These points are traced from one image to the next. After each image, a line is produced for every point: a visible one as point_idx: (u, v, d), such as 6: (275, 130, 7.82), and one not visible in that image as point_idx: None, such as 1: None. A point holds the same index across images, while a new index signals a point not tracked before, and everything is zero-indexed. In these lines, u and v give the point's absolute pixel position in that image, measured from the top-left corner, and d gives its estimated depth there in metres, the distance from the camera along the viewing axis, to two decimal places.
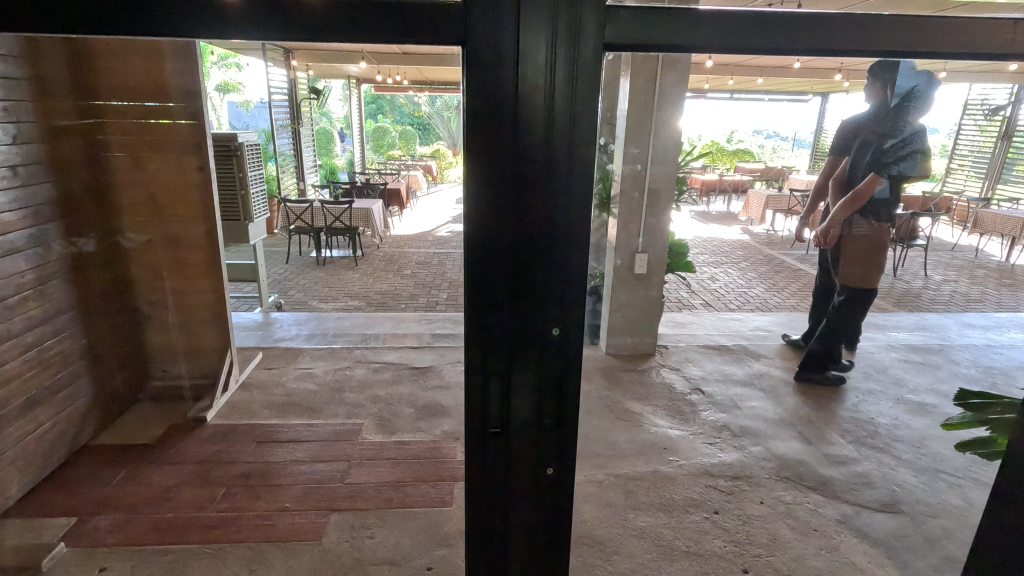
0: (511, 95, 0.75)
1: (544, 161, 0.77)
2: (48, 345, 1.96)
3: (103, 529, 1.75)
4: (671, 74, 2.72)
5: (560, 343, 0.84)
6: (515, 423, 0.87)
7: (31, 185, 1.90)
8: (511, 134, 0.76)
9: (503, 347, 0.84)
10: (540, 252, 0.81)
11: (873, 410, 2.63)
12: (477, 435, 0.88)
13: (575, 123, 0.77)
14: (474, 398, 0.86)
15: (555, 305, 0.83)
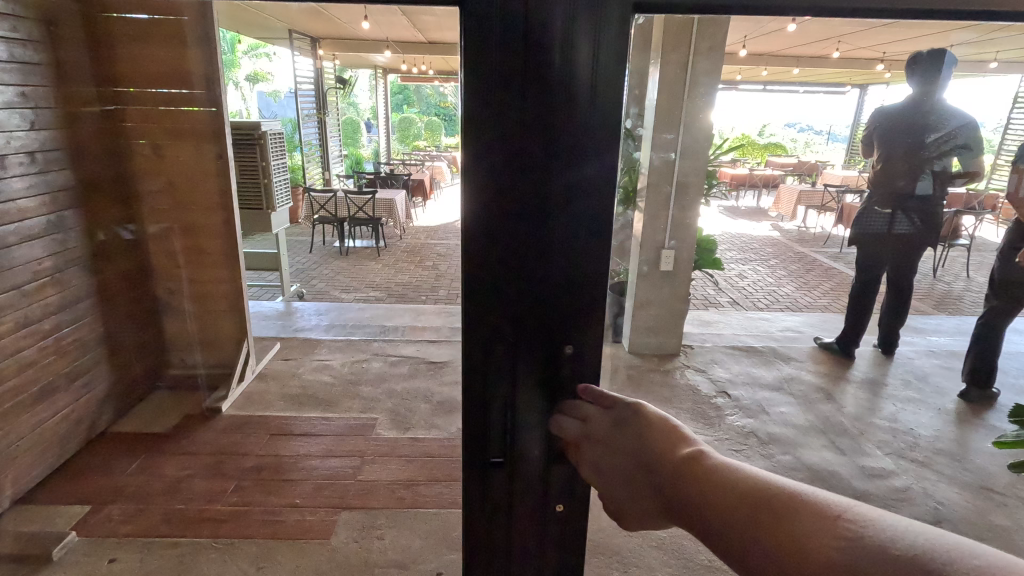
0: (519, 55, 0.56)
1: (559, 144, 0.59)
2: (65, 332, 1.96)
3: (114, 519, 1.73)
4: (705, 60, 2.55)
5: (576, 363, 0.66)
6: (522, 455, 0.68)
7: (50, 172, 1.89)
8: (520, 110, 0.57)
9: (508, 362, 0.65)
10: (554, 257, 0.62)
11: (911, 420, 2.48)
12: (474, 464, 0.69)
13: (605, 98, 0.57)
14: (471, 417, 0.68)
15: (572, 313, 0.64)
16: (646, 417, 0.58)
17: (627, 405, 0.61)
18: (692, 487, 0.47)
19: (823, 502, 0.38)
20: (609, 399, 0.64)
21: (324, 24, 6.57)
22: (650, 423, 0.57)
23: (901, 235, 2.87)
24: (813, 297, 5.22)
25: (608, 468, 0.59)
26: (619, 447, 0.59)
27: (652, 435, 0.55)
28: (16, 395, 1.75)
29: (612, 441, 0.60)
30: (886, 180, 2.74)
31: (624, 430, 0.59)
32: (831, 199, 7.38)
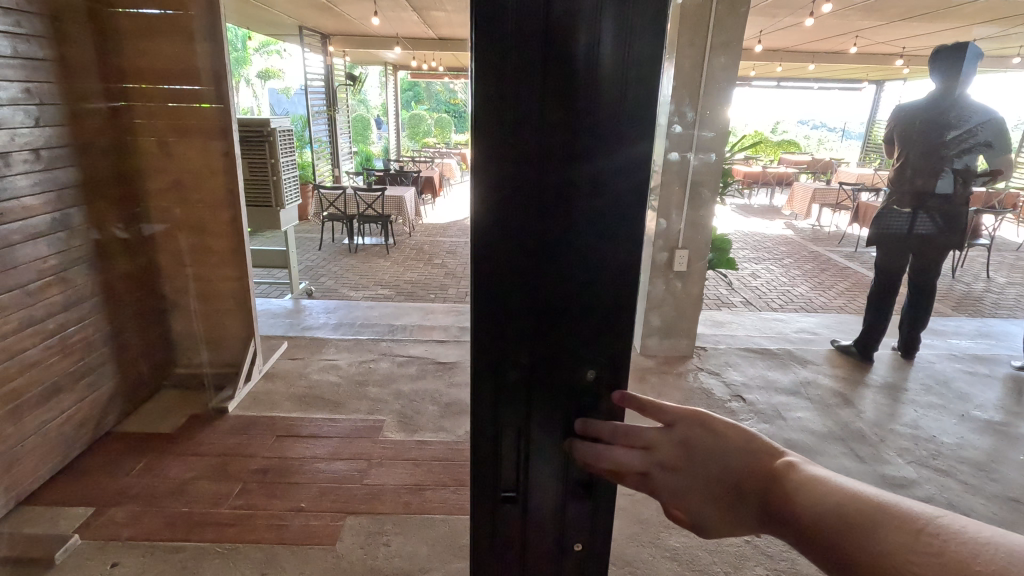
0: (537, 33, 0.47)
1: (579, 137, 0.51)
2: (70, 332, 1.94)
3: (118, 521, 1.71)
4: (720, 55, 2.52)
5: (600, 390, 0.57)
6: (538, 490, 0.60)
7: (55, 169, 1.86)
8: (537, 98, 0.49)
9: (525, 390, 0.57)
10: (577, 267, 0.54)
11: (934, 427, 2.41)
12: (483, 502, 0.61)
13: (637, 80, 0.49)
14: (481, 450, 0.59)
15: (596, 333, 0.56)
16: (721, 433, 0.46)
17: (691, 418, 0.49)
18: (796, 512, 0.36)
19: (950, 526, 0.29)
20: (665, 411, 0.51)
21: (335, 21, 6.54)
22: (729, 439, 0.46)
23: (922, 235, 2.80)
24: (828, 298, 5.13)
25: (681, 497, 0.47)
26: (691, 470, 0.47)
27: (735, 455, 0.44)
28: (20, 395, 1.73)
29: (679, 464, 0.48)
30: (910, 177, 2.73)
31: (694, 450, 0.47)
32: (846, 197, 7.26)
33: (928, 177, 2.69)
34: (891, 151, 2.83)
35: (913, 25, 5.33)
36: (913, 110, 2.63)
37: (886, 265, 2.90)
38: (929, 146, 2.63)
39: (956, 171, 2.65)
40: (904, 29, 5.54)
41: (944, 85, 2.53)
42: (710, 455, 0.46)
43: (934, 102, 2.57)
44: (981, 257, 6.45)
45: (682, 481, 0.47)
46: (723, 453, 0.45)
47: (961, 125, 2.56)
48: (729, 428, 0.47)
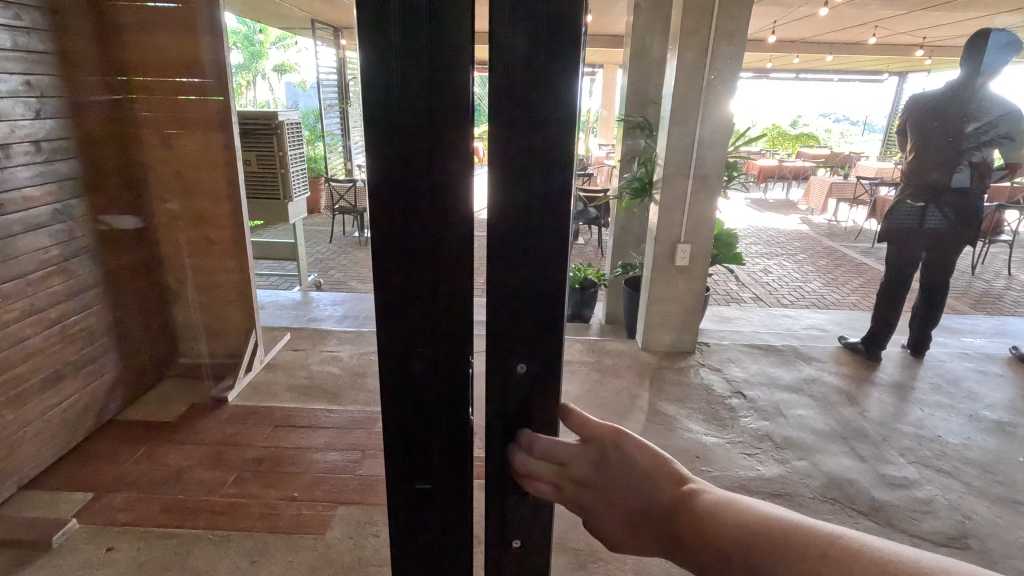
0: (423, 29, 0.48)
1: (504, 126, 0.49)
2: (72, 321, 1.98)
3: (116, 506, 1.75)
4: (725, 45, 2.47)
5: (532, 385, 0.57)
6: (452, 477, 0.62)
7: (56, 161, 1.89)
8: (428, 94, 0.50)
9: (434, 384, 0.58)
10: (499, 265, 0.53)
11: (939, 426, 2.36)
12: (400, 491, 0.63)
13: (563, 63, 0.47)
14: (393, 441, 0.61)
15: (524, 335, 0.56)
16: (630, 455, 0.53)
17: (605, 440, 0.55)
18: (701, 531, 0.44)
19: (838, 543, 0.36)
20: (587, 428, 0.56)
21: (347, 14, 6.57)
22: (639, 461, 0.52)
23: (934, 229, 2.72)
24: (841, 294, 5.04)
25: (597, 513, 0.53)
26: (605, 488, 0.53)
27: (646, 480, 0.51)
28: (22, 382, 1.78)
29: (596, 482, 0.53)
30: (924, 170, 2.65)
31: (609, 471, 0.53)
32: (864, 192, 7.11)
33: (942, 171, 2.61)
34: (903, 142, 2.75)
35: (935, 14, 5.19)
36: (929, 102, 2.54)
37: (897, 258, 2.83)
38: (944, 140, 2.55)
39: (972, 164, 2.57)
40: (925, 18, 5.41)
41: (967, 76, 2.44)
42: (622, 474, 0.53)
43: (959, 91, 2.46)
44: (1004, 254, 6.28)
45: (599, 498, 0.53)
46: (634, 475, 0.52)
47: (982, 117, 2.48)
48: (640, 450, 0.53)
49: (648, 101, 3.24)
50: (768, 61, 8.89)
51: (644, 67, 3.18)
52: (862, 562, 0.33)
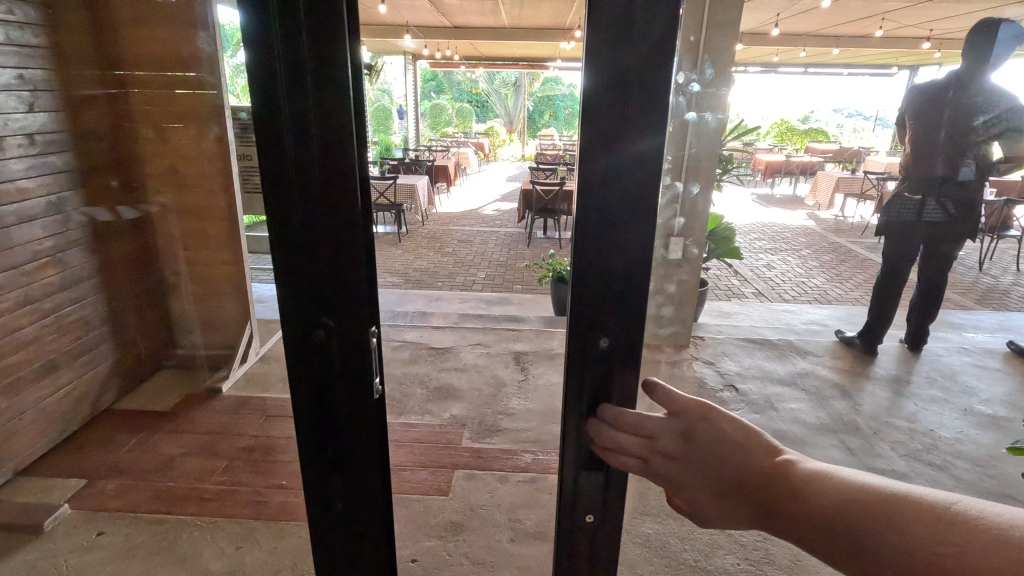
0: (304, 13, 0.54)
1: (609, 115, 0.56)
2: (67, 311, 2.02)
3: (108, 493, 1.78)
4: (717, 37, 2.46)
5: (610, 357, 0.64)
6: (358, 436, 0.69)
7: (50, 154, 1.93)
8: (313, 83, 0.56)
9: (336, 349, 0.65)
10: (589, 253, 0.61)
11: (932, 421, 2.34)
12: (313, 459, 0.70)
13: (663, 62, 0.54)
14: (299, 403, 0.67)
15: (600, 312, 0.63)
16: (721, 427, 0.54)
17: (693, 412, 0.56)
18: (802, 504, 0.43)
19: (955, 510, 0.35)
20: (673, 402, 0.57)
21: None
22: (728, 431, 0.53)
23: (933, 221, 2.70)
24: (843, 290, 5.00)
25: (684, 485, 0.55)
26: (695, 462, 0.54)
27: (739, 452, 0.51)
28: (17, 370, 1.81)
29: (683, 454, 0.55)
30: (926, 164, 2.61)
31: (697, 443, 0.54)
32: (871, 187, 7.04)
33: (943, 164, 2.58)
34: (902, 133, 2.71)
35: (943, 5, 5.13)
36: (932, 95, 2.48)
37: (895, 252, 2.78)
38: (946, 134, 2.52)
39: (975, 158, 2.55)
40: (932, 10, 5.35)
41: (972, 68, 2.38)
42: (710, 446, 0.53)
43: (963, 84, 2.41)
44: (1013, 250, 6.19)
45: (688, 472, 0.54)
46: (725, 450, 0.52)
47: (989, 110, 2.42)
48: (729, 423, 0.54)
49: None
50: (774, 55, 8.82)
51: None
52: (977, 531, 0.33)
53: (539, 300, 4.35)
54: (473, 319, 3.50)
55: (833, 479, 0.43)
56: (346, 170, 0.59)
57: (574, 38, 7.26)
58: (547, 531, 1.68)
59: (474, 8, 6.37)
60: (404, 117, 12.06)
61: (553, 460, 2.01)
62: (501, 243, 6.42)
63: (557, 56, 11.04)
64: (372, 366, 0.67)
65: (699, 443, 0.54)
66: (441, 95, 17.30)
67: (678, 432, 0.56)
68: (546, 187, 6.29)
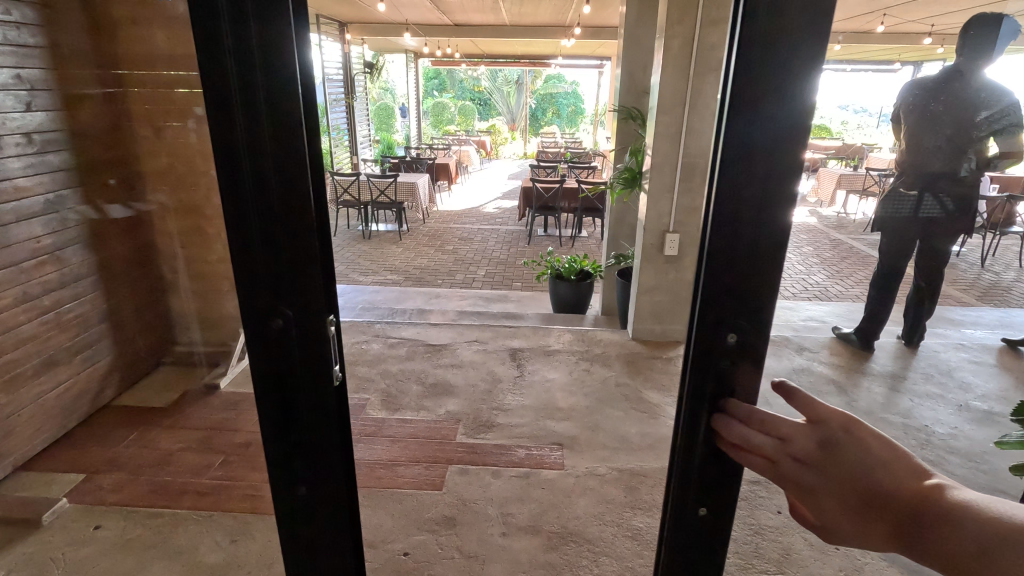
0: (253, 35, 0.60)
1: (750, 125, 0.61)
2: (66, 308, 2.04)
3: (105, 487, 1.81)
4: (711, 33, 2.45)
5: (738, 353, 0.68)
6: (314, 412, 0.76)
7: (48, 153, 1.96)
8: (263, 97, 0.62)
9: (293, 334, 0.71)
10: (724, 255, 0.65)
11: (927, 416, 2.34)
12: (273, 431, 0.77)
13: (812, 84, 0.59)
14: (260, 381, 0.74)
15: (729, 311, 0.67)
16: (865, 443, 0.58)
17: (838, 423, 0.60)
18: (953, 534, 0.47)
19: None
20: (814, 410, 0.62)
21: (349, 7, 6.62)
22: (875, 449, 0.57)
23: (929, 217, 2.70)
24: (844, 286, 4.99)
25: (817, 493, 0.59)
26: (832, 472, 0.59)
27: (883, 472, 0.55)
28: (16, 366, 1.84)
29: (821, 462, 0.60)
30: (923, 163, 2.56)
31: (838, 454, 0.59)
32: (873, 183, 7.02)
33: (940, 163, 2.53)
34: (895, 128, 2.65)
35: None
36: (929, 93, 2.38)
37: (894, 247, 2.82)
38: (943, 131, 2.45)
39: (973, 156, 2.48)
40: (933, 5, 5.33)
41: None
42: (851, 461, 0.58)
43: None
44: (1016, 246, 6.16)
45: (823, 478, 0.59)
46: (862, 463, 0.57)
47: None
48: (874, 440, 0.58)
49: (641, 90, 3.22)
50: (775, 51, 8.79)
51: (635, 56, 3.17)
52: None
53: (538, 297, 4.36)
54: (470, 316, 3.51)
55: (989, 515, 0.47)
56: (297, 161, 0.65)
57: (574, 35, 7.26)
58: (539, 526, 1.69)
59: (473, 5, 6.38)
60: (406, 115, 12.09)
61: (546, 455, 2.02)
62: (501, 240, 6.43)
63: (558, 53, 11.03)
64: (330, 352, 0.73)
65: (837, 455, 0.59)
66: (443, 93, 17.31)
67: (817, 441, 0.60)
68: (546, 184, 6.29)
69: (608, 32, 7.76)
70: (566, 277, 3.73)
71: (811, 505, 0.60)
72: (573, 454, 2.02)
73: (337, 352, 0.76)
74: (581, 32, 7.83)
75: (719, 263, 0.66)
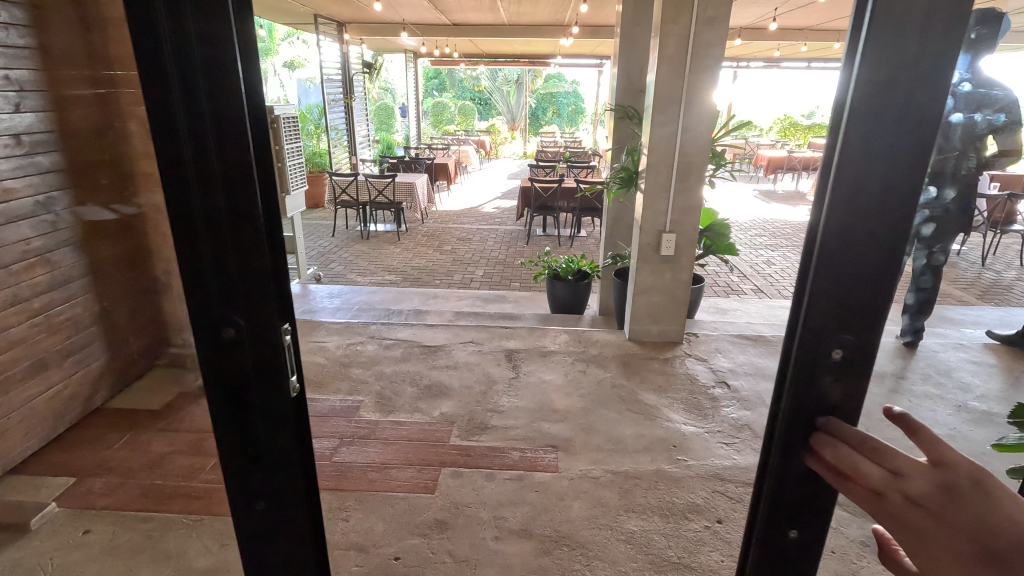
0: (197, 55, 0.62)
1: (867, 135, 0.58)
2: (56, 311, 2.03)
3: (95, 491, 1.80)
4: (707, 31, 2.43)
5: (841, 370, 0.65)
6: (271, 418, 0.77)
7: (37, 154, 1.94)
8: (209, 115, 0.64)
9: (247, 341, 0.72)
10: (832, 267, 0.63)
11: (926, 417, 2.32)
12: (229, 437, 0.77)
13: (938, 88, 0.56)
14: (213, 389, 0.74)
15: (837, 329, 0.64)
16: (999, 497, 0.55)
17: (967, 470, 0.57)
18: None
19: None
20: (939, 450, 0.58)
21: (347, 7, 6.62)
22: (1010, 504, 0.55)
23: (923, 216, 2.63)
24: None
25: (929, 540, 0.57)
26: (949, 520, 0.56)
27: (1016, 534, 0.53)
28: (5, 369, 1.83)
29: (938, 506, 0.57)
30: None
31: (962, 501, 0.56)
32: None
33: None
34: None
35: None
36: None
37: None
38: None
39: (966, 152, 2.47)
40: None
41: None
42: (975, 511, 0.55)
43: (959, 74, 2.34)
44: (1017, 245, 6.14)
45: (936, 525, 0.57)
46: (991, 519, 0.55)
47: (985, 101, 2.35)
48: (1007, 495, 0.55)
49: (638, 89, 3.21)
50: (775, 49, 8.77)
51: (633, 55, 3.15)
52: None
53: (535, 297, 4.34)
54: (467, 317, 3.49)
55: None
56: (246, 169, 0.66)
57: (573, 34, 7.26)
58: (532, 529, 1.68)
59: (472, 5, 6.38)
60: (406, 115, 12.10)
61: (540, 457, 2.00)
62: (500, 240, 6.42)
63: (558, 52, 11.03)
64: (286, 364, 0.75)
65: (962, 505, 0.56)
66: (443, 93, 17.32)
67: (940, 486, 0.57)
68: (545, 184, 6.28)
69: (607, 31, 7.75)
70: (563, 278, 3.72)
71: (915, 549, 0.58)
72: (568, 457, 2.01)
73: (294, 363, 0.77)
74: (580, 31, 7.83)
75: (831, 276, 0.63)
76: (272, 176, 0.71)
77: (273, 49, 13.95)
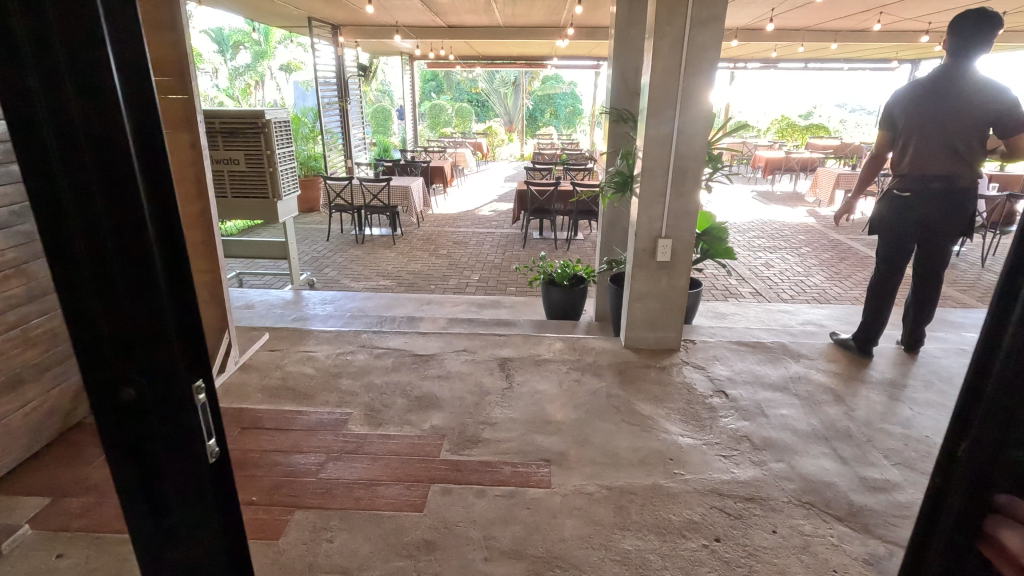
0: (78, 109, 0.60)
1: None
2: (34, 324, 1.97)
3: (70, 512, 1.73)
4: (701, 33, 2.39)
5: None
6: (179, 479, 0.74)
7: (10, 163, 1.87)
8: (96, 171, 0.62)
9: (149, 401, 0.70)
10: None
11: (929, 426, 2.25)
12: (134, 503, 0.74)
13: None
14: (117, 454, 0.72)
15: None
16: None
17: None
18: None
19: None
20: None
21: (341, 10, 6.57)
22: None
23: (923, 220, 2.52)
24: (843, 288, 4.93)
25: None
26: None
27: None
28: None
29: None
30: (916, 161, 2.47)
31: None
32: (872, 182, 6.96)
33: (935, 160, 2.43)
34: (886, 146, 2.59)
35: None
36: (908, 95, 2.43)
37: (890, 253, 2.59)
38: (944, 132, 2.40)
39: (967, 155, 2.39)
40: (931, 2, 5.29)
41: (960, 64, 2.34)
42: None
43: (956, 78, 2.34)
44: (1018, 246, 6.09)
45: None
46: None
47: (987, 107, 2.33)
48: None
49: (633, 92, 3.16)
50: (772, 49, 8.74)
51: (628, 56, 3.09)
52: None
53: (531, 303, 4.28)
54: (461, 324, 3.43)
55: None
56: (141, 219, 0.65)
57: (568, 35, 7.22)
58: (522, 549, 1.61)
59: (467, 7, 6.33)
60: (402, 118, 12.06)
61: (532, 472, 1.95)
62: (496, 244, 6.35)
63: (554, 54, 10.99)
64: (200, 422, 0.74)
65: None
66: (440, 95, 17.28)
67: None
68: (541, 187, 6.22)
69: (602, 32, 7.71)
70: (558, 283, 3.66)
71: None
72: (561, 471, 1.95)
73: (209, 422, 0.76)
74: (576, 33, 7.79)
75: None
76: (176, 225, 0.69)
77: (269, 52, 13.91)
